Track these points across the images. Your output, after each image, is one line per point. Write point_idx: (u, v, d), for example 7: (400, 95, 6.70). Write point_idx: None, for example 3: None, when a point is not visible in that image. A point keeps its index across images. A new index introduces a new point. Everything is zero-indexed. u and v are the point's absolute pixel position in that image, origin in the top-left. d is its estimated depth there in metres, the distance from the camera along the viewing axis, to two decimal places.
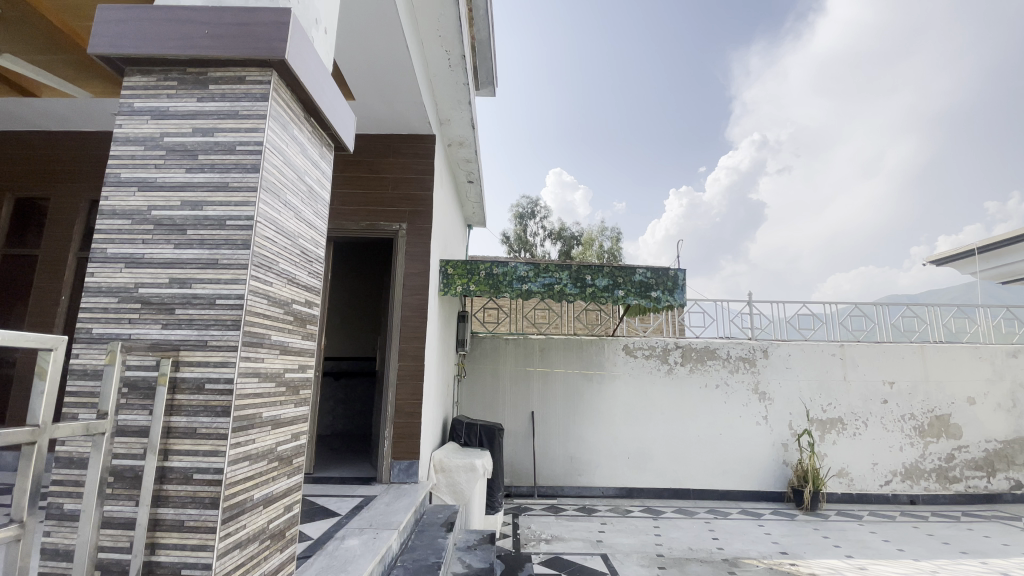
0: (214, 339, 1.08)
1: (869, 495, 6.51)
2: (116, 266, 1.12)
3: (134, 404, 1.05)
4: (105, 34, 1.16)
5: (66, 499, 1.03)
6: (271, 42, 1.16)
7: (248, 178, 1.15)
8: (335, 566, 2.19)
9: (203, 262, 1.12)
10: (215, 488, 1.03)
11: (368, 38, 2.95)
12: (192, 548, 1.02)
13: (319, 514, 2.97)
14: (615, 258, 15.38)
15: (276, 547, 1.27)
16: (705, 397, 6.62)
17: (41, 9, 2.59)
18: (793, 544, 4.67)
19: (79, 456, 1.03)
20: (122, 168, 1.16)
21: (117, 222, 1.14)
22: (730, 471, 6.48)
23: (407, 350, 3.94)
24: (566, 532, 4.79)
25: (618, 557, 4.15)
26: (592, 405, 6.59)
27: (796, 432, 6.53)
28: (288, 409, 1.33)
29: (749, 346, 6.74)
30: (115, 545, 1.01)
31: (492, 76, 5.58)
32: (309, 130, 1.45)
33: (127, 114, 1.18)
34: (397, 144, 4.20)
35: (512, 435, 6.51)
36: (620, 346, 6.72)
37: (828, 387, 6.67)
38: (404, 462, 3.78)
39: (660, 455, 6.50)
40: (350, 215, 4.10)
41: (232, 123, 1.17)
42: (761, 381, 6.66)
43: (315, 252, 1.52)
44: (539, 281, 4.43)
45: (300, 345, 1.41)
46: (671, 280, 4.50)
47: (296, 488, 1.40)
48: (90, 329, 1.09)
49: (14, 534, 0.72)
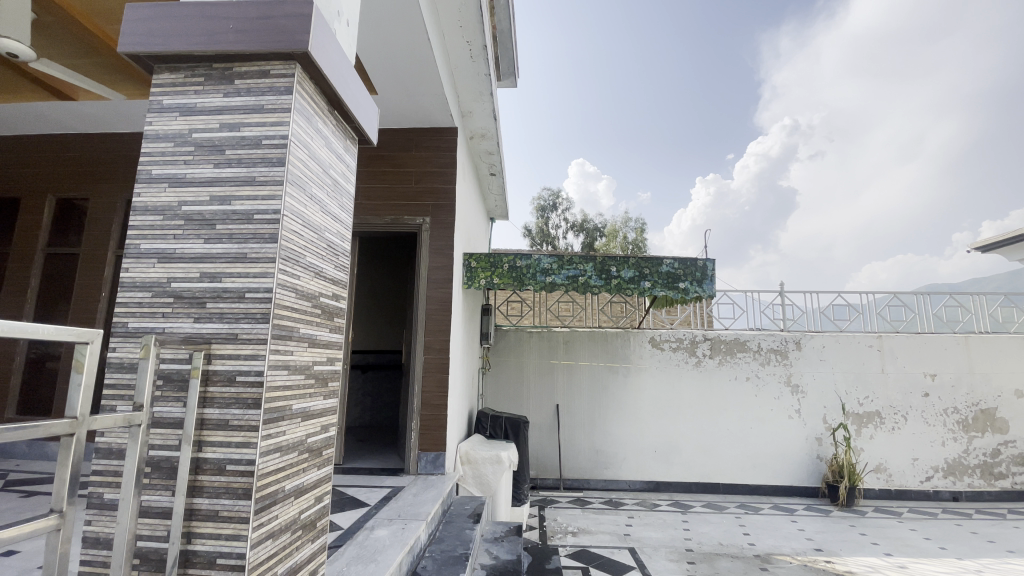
0: (244, 332, 1.09)
1: (908, 491, 6.27)
2: (150, 261, 1.14)
3: (169, 397, 1.07)
4: (134, 32, 1.17)
5: (105, 489, 1.06)
6: (294, 35, 1.15)
7: (274, 172, 1.15)
8: (364, 556, 2.22)
9: (233, 257, 1.12)
10: (247, 480, 1.05)
11: (389, 30, 2.94)
12: (226, 538, 1.03)
13: (348, 505, 3.01)
14: (640, 249, 15.08)
15: (309, 538, 1.29)
16: (734, 390, 6.47)
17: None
18: (828, 540, 4.54)
19: (118, 447, 1.07)
20: (153, 165, 1.18)
21: (151, 218, 1.16)
22: (762, 465, 6.33)
23: (432, 343, 3.96)
24: (593, 525, 4.77)
25: (645, 551, 4.10)
26: (618, 398, 6.52)
27: (830, 426, 6.34)
28: (317, 401, 1.34)
29: (781, 338, 6.54)
30: (153, 534, 1.04)
31: (513, 66, 5.48)
32: (333, 123, 1.45)
33: (157, 112, 1.20)
34: (420, 138, 4.21)
35: (537, 427, 6.50)
36: (646, 338, 6.61)
37: (865, 380, 6.42)
38: (431, 453, 3.82)
39: (688, 449, 6.39)
40: (374, 209, 4.12)
41: (258, 117, 1.17)
42: (794, 373, 6.46)
43: (342, 245, 1.52)
44: (563, 273, 4.38)
45: (328, 338, 1.41)
46: (699, 270, 4.36)
47: (326, 480, 1.41)
48: (126, 324, 1.12)
49: (54, 523, 0.73)
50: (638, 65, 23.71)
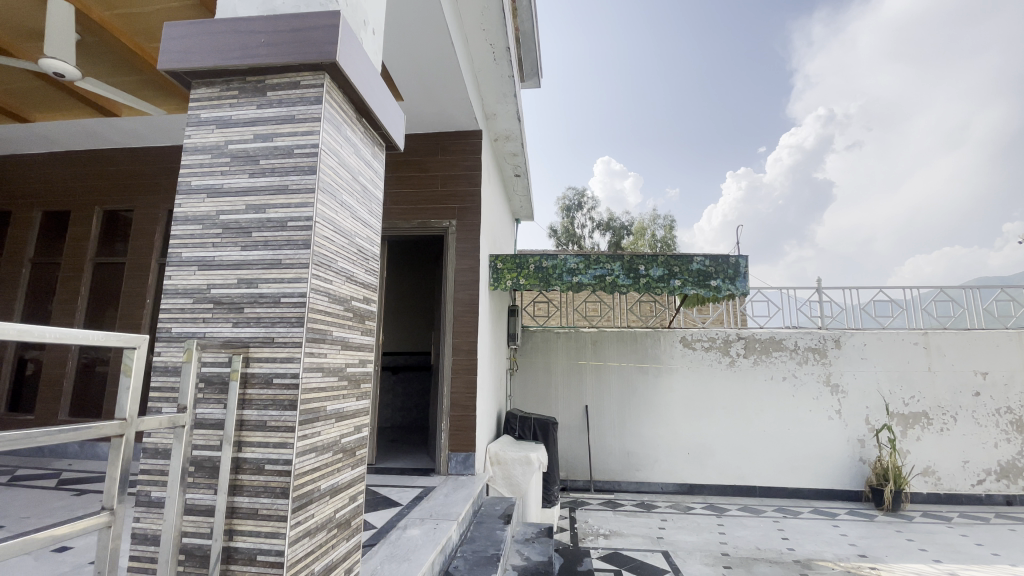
0: (280, 336, 1.12)
1: (958, 495, 5.95)
2: (191, 269, 1.19)
3: (210, 399, 1.11)
4: (173, 51, 1.22)
5: (152, 487, 1.11)
6: (322, 46, 1.18)
7: (306, 180, 1.18)
8: (397, 555, 2.25)
9: (268, 263, 1.16)
10: (285, 479, 1.08)
11: (413, 36, 2.98)
12: (266, 535, 1.06)
13: (381, 504, 3.06)
14: (669, 246, 14.90)
15: (344, 536, 1.32)
16: (770, 390, 6.28)
17: (85, 10, 2.75)
18: (873, 546, 4.35)
19: (164, 447, 1.11)
20: (192, 177, 1.23)
21: (191, 227, 1.21)
22: (801, 468, 6.12)
23: (459, 344, 3.99)
24: (625, 527, 4.70)
25: (679, 554, 4.02)
26: (649, 399, 6.42)
27: (874, 427, 6.08)
28: (350, 402, 1.37)
29: (819, 336, 6.31)
30: (197, 531, 1.08)
31: (536, 66, 5.46)
32: (361, 131, 1.47)
33: (196, 125, 1.25)
34: (445, 142, 4.25)
35: (566, 427, 6.46)
36: (677, 338, 6.49)
37: (910, 379, 6.14)
38: (462, 454, 3.85)
39: (723, 451, 6.24)
40: (402, 214, 4.19)
41: (290, 127, 1.21)
42: (833, 372, 6.23)
43: (371, 249, 1.55)
44: (590, 273, 4.33)
45: (359, 341, 1.44)
46: (732, 268, 4.25)
47: (359, 479, 1.43)
48: (169, 329, 1.17)
49: (104, 520, 0.76)
50: (659, 62, 23.47)
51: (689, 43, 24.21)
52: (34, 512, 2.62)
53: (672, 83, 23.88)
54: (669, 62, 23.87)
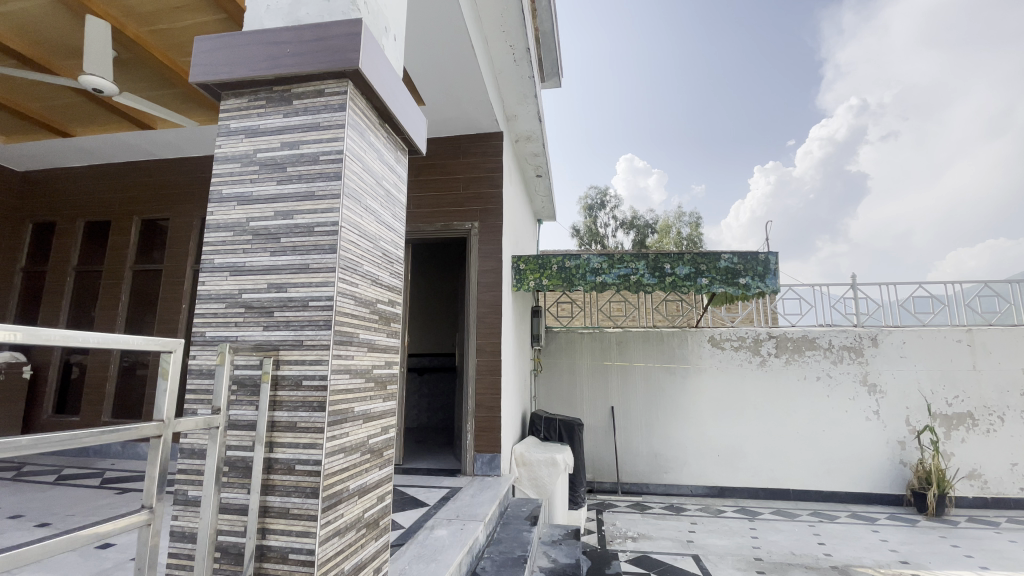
0: (309, 338, 1.15)
1: (1006, 500, 5.66)
2: (223, 274, 1.23)
3: (243, 400, 1.14)
4: (204, 63, 1.26)
5: (189, 487, 1.14)
6: (346, 54, 1.20)
7: (332, 186, 1.20)
8: (425, 555, 2.27)
9: (296, 267, 1.18)
10: (315, 479, 1.09)
11: (434, 40, 3.00)
12: (298, 534, 1.08)
13: (408, 505, 3.08)
14: (695, 244, 14.70)
15: (372, 536, 1.34)
16: (803, 390, 6.09)
17: (120, 27, 2.88)
18: (916, 552, 4.17)
19: (199, 447, 1.15)
20: (223, 185, 1.27)
21: (222, 234, 1.24)
22: (837, 470, 5.91)
23: (484, 345, 4.00)
24: (654, 531, 4.63)
25: (710, 558, 3.94)
26: (677, 400, 6.30)
27: (915, 428, 5.84)
28: (377, 403, 1.39)
29: (854, 334, 6.10)
30: (232, 529, 1.11)
31: (556, 65, 5.39)
32: (384, 136, 1.49)
33: (226, 135, 1.29)
34: (466, 145, 4.27)
35: (592, 429, 6.40)
36: (705, 338, 6.36)
37: (953, 377, 5.87)
38: (487, 455, 3.85)
39: (755, 453, 6.08)
40: (425, 217, 4.23)
41: (315, 134, 1.23)
42: (870, 372, 5.99)
43: (396, 252, 1.56)
44: (614, 272, 4.29)
45: (385, 343, 1.46)
46: (761, 264, 4.13)
47: (387, 480, 1.45)
48: (203, 333, 1.21)
49: (145, 518, 0.79)
50: None
51: (704, 44, 24.07)
52: (80, 510, 2.75)
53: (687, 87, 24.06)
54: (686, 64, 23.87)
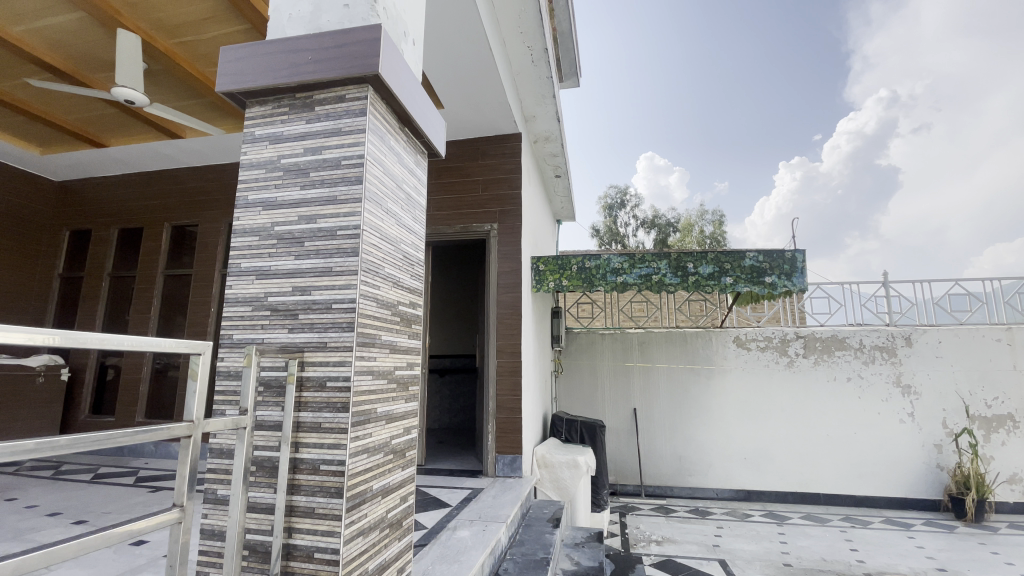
0: (332, 340, 1.16)
1: None
2: (249, 278, 1.25)
3: (269, 401, 1.16)
4: (230, 72, 1.30)
5: (218, 485, 1.17)
6: (366, 59, 1.22)
7: (354, 190, 1.22)
8: (448, 556, 2.28)
9: (320, 270, 1.20)
10: (339, 479, 1.11)
11: (452, 43, 3.02)
12: (323, 533, 1.10)
13: (431, 505, 3.10)
14: (719, 243, 14.49)
15: (396, 536, 1.35)
16: (833, 392, 5.92)
17: (150, 39, 2.98)
18: (955, 560, 4.01)
19: (227, 447, 1.18)
20: (249, 192, 1.30)
21: (249, 239, 1.27)
22: (870, 475, 5.72)
23: (504, 347, 4.00)
24: (678, 534, 4.55)
25: (737, 563, 3.85)
26: (701, 402, 6.20)
27: (952, 431, 5.62)
28: (399, 404, 1.40)
29: (887, 334, 5.90)
30: (259, 528, 1.13)
31: (574, 64, 5.37)
32: (404, 139, 1.50)
33: (251, 142, 1.32)
34: (485, 147, 4.29)
35: (614, 431, 6.34)
36: (730, 338, 6.23)
37: (992, 378, 5.63)
38: (508, 456, 3.85)
39: (783, 457, 5.93)
40: (445, 219, 4.25)
41: (337, 139, 1.25)
42: (904, 372, 5.79)
43: (416, 254, 1.58)
44: (635, 272, 4.24)
45: (407, 344, 1.47)
46: (788, 263, 4.04)
47: (409, 480, 1.46)
48: (231, 335, 1.23)
49: (176, 517, 0.81)
50: None
51: (717, 45, 24.11)
52: (115, 508, 2.85)
53: (700, 92, 24.37)
54: (698, 68, 24.24)
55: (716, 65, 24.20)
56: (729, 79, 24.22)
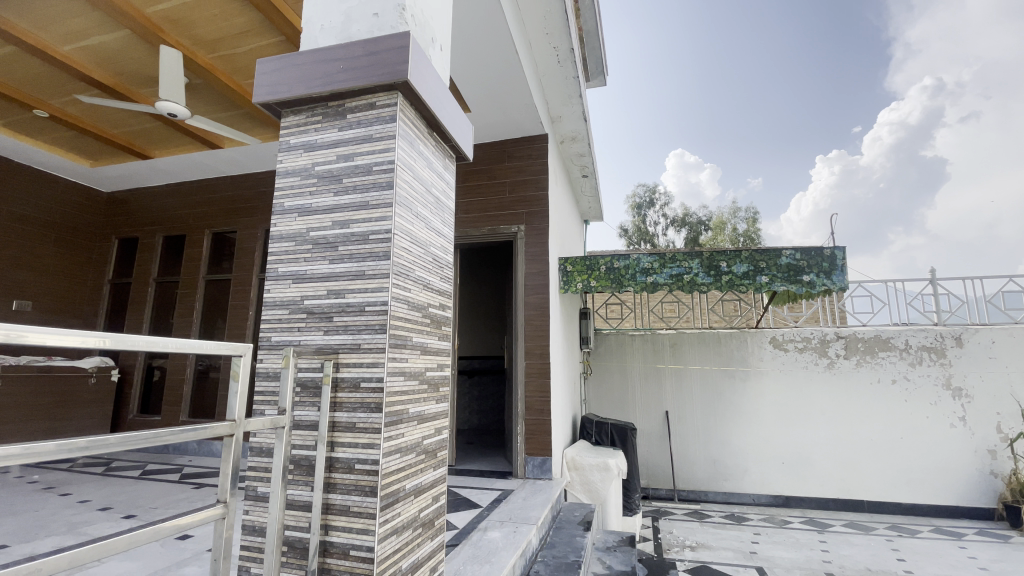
0: (365, 342, 1.19)
1: None
2: (287, 282, 1.29)
3: (306, 401, 1.20)
4: (266, 84, 1.35)
5: (258, 483, 1.21)
6: (395, 66, 1.24)
7: (385, 195, 1.24)
8: (479, 556, 2.29)
9: (353, 274, 1.23)
10: (373, 479, 1.13)
11: (478, 47, 3.04)
12: (358, 531, 1.12)
13: (461, 506, 3.12)
14: (752, 241, 14.10)
15: (428, 535, 1.36)
16: (877, 395, 5.66)
17: (191, 55, 3.13)
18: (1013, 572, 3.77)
19: (267, 446, 1.22)
20: (285, 199, 1.34)
21: (285, 244, 1.31)
22: (918, 482, 5.45)
23: (532, 348, 4.00)
24: (713, 540, 4.44)
25: (776, 571, 3.73)
26: (736, 405, 6.03)
27: (1008, 436, 5.31)
28: (431, 405, 1.42)
29: (935, 334, 5.60)
30: (297, 525, 1.16)
31: (601, 63, 5.32)
32: (432, 144, 1.52)
33: (287, 150, 1.36)
34: (511, 148, 4.30)
35: (645, 433, 6.24)
36: (766, 338, 6.05)
37: None
38: (538, 458, 3.84)
39: (824, 462, 5.71)
40: (473, 221, 4.28)
41: (369, 146, 1.28)
42: (955, 375, 5.50)
43: (446, 257, 1.59)
44: (665, 272, 4.16)
45: (437, 346, 1.49)
46: (827, 260, 3.90)
47: (441, 480, 1.47)
48: (270, 337, 1.28)
49: (220, 512, 0.84)
50: None
51: (747, 38, 23.54)
52: (162, 503, 2.99)
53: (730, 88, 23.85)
54: (727, 62, 23.69)
55: (744, 60, 23.66)
56: (759, 73, 23.57)
